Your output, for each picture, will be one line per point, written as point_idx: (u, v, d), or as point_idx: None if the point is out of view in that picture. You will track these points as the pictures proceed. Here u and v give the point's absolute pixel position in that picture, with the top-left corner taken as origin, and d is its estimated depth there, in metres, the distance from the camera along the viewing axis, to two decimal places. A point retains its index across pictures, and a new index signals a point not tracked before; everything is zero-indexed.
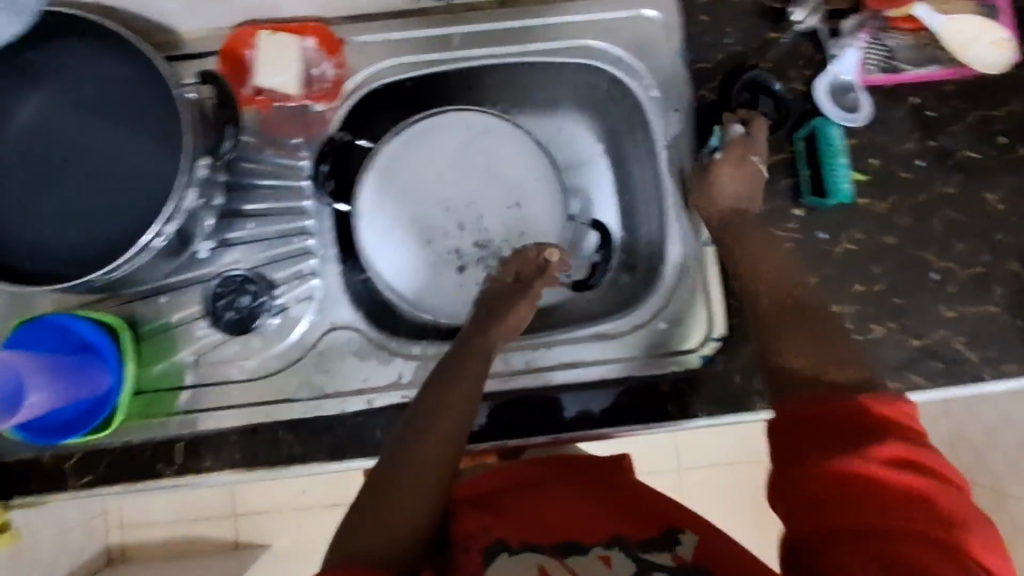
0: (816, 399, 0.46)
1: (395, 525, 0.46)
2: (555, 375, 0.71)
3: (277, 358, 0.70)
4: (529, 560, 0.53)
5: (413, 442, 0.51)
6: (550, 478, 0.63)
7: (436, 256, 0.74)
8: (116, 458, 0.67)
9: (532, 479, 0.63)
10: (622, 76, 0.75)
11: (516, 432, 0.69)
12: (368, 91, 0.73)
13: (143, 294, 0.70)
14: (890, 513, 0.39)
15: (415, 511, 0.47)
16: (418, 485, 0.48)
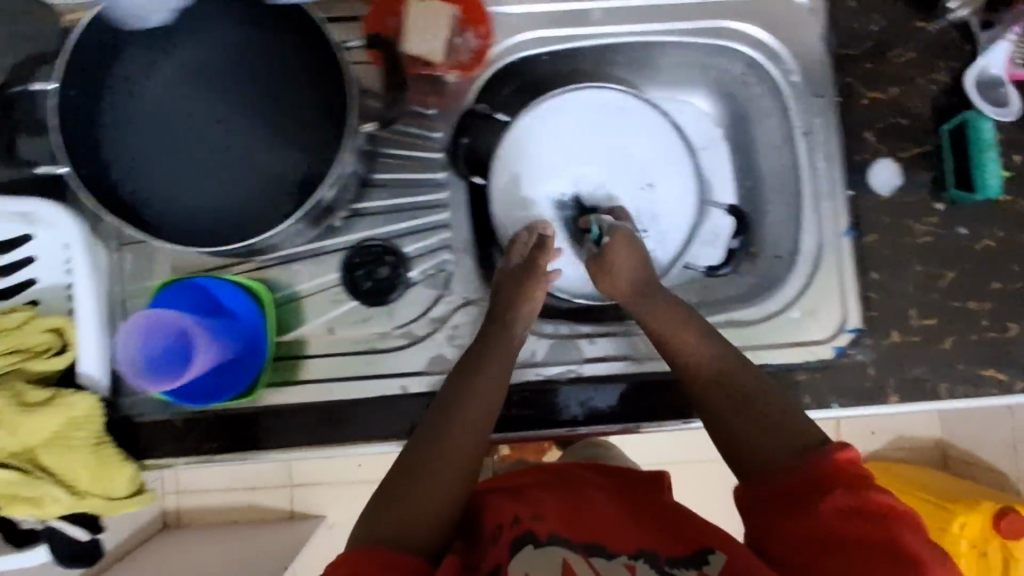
0: (777, 466, 0.54)
1: (417, 517, 0.53)
2: (558, 372, 0.70)
3: (409, 330, 0.70)
4: (554, 553, 0.53)
5: (440, 434, 0.58)
6: (579, 478, 0.62)
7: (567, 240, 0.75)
8: (248, 428, 0.65)
9: (562, 475, 0.63)
10: (762, 59, 0.73)
11: (616, 416, 0.68)
12: (506, 66, 0.73)
13: (278, 261, 0.70)
14: (852, 552, 0.48)
15: (440, 501, 0.55)
16: (444, 478, 0.56)
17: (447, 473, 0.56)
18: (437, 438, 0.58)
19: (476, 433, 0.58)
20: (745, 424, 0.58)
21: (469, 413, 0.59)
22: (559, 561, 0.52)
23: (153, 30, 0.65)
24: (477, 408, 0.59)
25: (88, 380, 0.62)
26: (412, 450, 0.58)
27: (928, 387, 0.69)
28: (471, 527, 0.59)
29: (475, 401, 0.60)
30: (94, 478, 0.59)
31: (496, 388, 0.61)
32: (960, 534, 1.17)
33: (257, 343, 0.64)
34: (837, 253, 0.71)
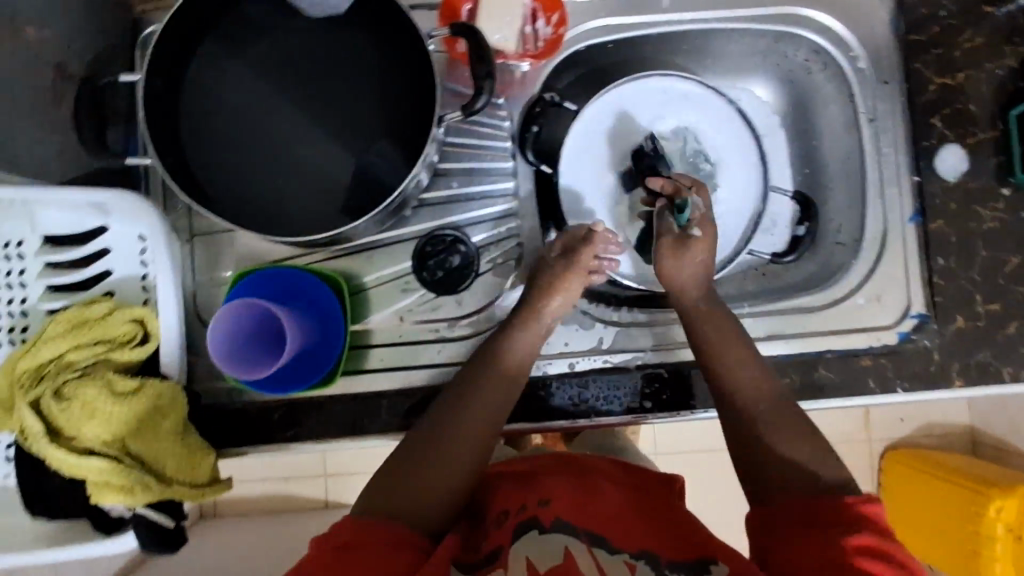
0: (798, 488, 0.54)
1: (420, 500, 0.55)
2: (582, 364, 0.71)
3: (478, 318, 0.70)
4: (555, 543, 0.52)
5: (453, 421, 0.59)
6: (593, 470, 0.63)
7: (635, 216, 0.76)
8: (325, 414, 0.68)
9: (574, 467, 0.63)
10: (829, 46, 0.74)
11: (646, 407, 0.68)
12: (575, 53, 0.74)
13: (350, 249, 0.71)
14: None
15: (447, 486, 0.56)
16: (449, 465, 0.56)
17: (454, 459, 0.57)
18: (444, 428, 0.58)
19: (486, 427, 0.59)
20: (763, 458, 0.57)
21: (484, 406, 0.60)
22: (562, 552, 0.51)
23: (230, 21, 0.65)
24: (485, 405, 0.60)
25: (170, 369, 0.62)
26: (419, 436, 0.58)
27: (992, 371, 0.70)
28: (479, 508, 0.60)
29: (484, 398, 0.60)
30: (180, 466, 0.60)
31: (501, 384, 0.61)
32: (996, 518, 1.18)
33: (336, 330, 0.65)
34: (899, 239, 0.72)
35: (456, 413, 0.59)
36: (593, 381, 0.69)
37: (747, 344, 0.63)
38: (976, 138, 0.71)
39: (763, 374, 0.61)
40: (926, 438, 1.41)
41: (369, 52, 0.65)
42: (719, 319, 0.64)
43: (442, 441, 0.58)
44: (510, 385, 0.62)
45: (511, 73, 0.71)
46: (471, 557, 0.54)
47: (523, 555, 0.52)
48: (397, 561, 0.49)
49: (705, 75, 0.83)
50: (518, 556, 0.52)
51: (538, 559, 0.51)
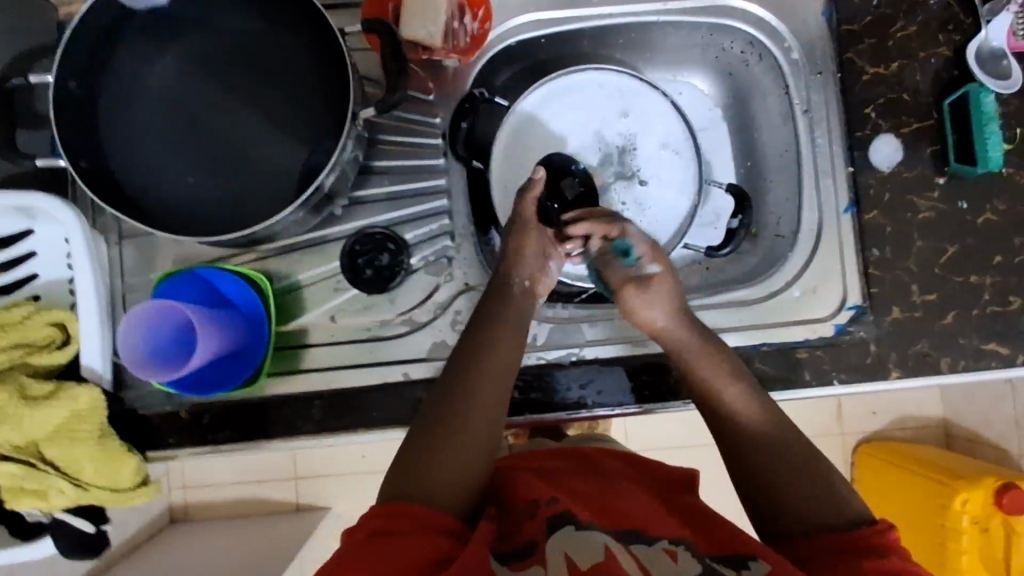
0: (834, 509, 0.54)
1: (442, 490, 0.52)
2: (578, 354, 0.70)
3: (411, 317, 0.70)
4: (594, 538, 0.50)
5: (466, 403, 0.56)
6: (610, 473, 0.62)
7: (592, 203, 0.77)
8: (262, 416, 0.67)
9: (592, 469, 0.63)
10: (763, 37, 0.73)
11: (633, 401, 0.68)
12: (506, 49, 0.73)
13: (281, 249, 0.70)
14: None
15: (462, 476, 0.53)
16: (464, 448, 0.54)
17: (462, 450, 0.54)
18: (449, 419, 0.55)
19: (490, 417, 0.56)
20: (774, 471, 0.56)
21: (492, 387, 0.57)
22: (601, 549, 0.49)
23: (150, 20, 0.64)
24: (488, 395, 0.56)
25: (90, 373, 0.62)
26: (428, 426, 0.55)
27: (929, 362, 0.69)
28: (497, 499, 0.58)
29: (487, 381, 0.57)
30: (98, 471, 0.59)
31: (497, 371, 0.58)
32: (963, 510, 1.17)
33: (261, 331, 0.65)
34: (835, 231, 0.71)
35: (465, 406, 0.56)
36: (588, 373, 0.69)
37: (745, 380, 0.61)
38: (911, 127, 0.71)
39: (760, 404, 0.60)
40: (899, 432, 1.41)
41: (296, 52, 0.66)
42: (718, 361, 0.61)
43: (449, 428, 0.54)
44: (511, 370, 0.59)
45: (443, 71, 0.71)
46: (504, 546, 0.50)
47: (562, 551, 0.49)
48: (430, 546, 0.47)
49: (647, 70, 0.82)
50: (557, 553, 0.49)
51: (581, 555, 0.49)
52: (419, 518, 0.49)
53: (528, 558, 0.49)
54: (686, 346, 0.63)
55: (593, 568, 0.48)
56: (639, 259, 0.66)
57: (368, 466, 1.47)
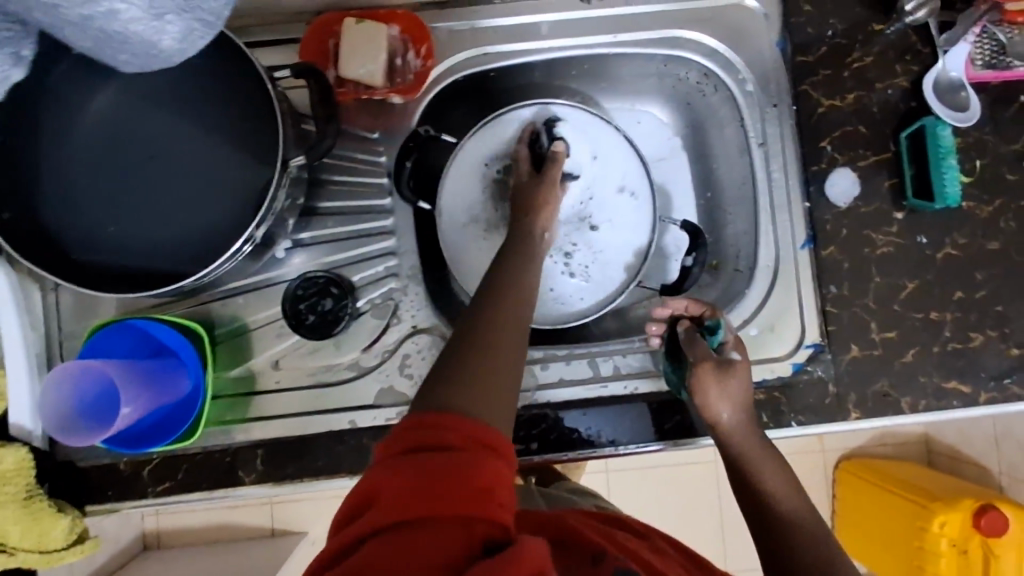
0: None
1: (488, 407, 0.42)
2: (550, 396, 0.69)
3: (357, 362, 0.68)
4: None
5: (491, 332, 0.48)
6: (669, 557, 0.56)
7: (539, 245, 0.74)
8: (196, 465, 0.65)
9: (651, 546, 0.57)
10: (717, 68, 0.72)
11: (606, 443, 0.67)
12: (454, 84, 0.71)
13: (223, 294, 0.68)
14: None
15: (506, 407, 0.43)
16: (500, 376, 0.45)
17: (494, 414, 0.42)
18: (482, 372, 0.44)
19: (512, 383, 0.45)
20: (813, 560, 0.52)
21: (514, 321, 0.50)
22: None
23: (80, 63, 0.63)
24: (506, 357, 0.46)
25: (20, 431, 0.60)
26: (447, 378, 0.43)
27: (890, 401, 0.67)
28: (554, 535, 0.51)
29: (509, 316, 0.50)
30: (25, 532, 0.57)
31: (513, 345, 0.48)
32: (940, 533, 1.15)
33: (197, 385, 0.61)
34: (793, 267, 0.70)
35: (492, 366, 0.45)
36: (562, 415, 0.68)
37: (782, 463, 0.60)
38: (870, 160, 0.69)
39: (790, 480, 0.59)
40: (881, 448, 1.39)
41: (233, 93, 0.65)
42: (760, 452, 0.60)
43: (478, 385, 0.43)
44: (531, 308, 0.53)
45: (388, 107, 0.69)
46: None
47: None
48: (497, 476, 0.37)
49: (604, 99, 0.81)
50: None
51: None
52: (476, 434, 0.39)
53: None
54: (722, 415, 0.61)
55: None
56: (722, 344, 0.65)
57: None
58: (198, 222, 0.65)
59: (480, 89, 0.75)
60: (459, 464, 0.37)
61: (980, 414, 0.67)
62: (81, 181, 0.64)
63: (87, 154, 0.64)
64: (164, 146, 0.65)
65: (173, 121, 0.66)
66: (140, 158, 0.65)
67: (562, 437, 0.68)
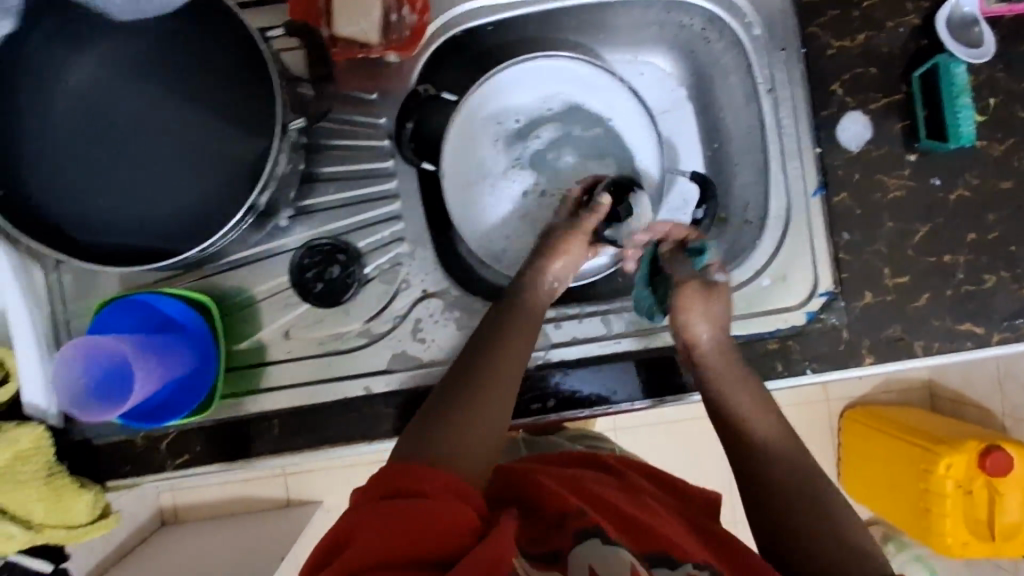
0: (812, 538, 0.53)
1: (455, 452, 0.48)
2: (561, 355, 0.68)
3: (368, 329, 0.67)
4: (621, 554, 0.49)
5: (480, 373, 0.55)
6: (641, 491, 0.62)
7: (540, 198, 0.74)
8: (213, 437, 0.66)
9: (625, 485, 0.62)
10: (723, 13, 0.69)
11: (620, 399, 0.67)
12: (451, 40, 0.69)
13: (228, 265, 0.67)
14: None
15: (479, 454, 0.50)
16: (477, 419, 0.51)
17: (479, 430, 0.51)
18: (455, 418, 0.51)
19: (493, 420, 0.52)
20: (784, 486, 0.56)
21: (496, 360, 0.56)
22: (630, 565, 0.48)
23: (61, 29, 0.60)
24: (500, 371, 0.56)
25: (34, 409, 0.60)
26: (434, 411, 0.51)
27: (902, 346, 0.67)
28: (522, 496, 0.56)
29: (501, 355, 0.56)
30: (48, 509, 0.57)
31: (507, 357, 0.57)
32: (946, 475, 1.17)
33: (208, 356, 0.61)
34: (803, 217, 0.69)
35: (469, 412, 0.52)
36: (572, 375, 0.67)
37: (776, 412, 0.61)
38: (881, 102, 0.67)
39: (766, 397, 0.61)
40: (886, 395, 1.42)
41: (224, 57, 0.62)
42: (748, 384, 0.61)
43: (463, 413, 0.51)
44: (523, 340, 0.59)
45: (384, 66, 0.67)
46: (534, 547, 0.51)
47: (587, 563, 0.49)
48: (454, 519, 0.43)
49: (605, 49, 0.78)
50: (581, 564, 0.49)
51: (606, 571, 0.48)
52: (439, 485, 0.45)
53: (551, 565, 0.49)
54: (707, 338, 0.63)
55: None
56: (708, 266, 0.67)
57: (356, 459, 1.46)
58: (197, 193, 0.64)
59: (479, 44, 0.72)
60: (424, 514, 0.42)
61: (992, 354, 0.67)
62: (72, 155, 0.62)
63: (77, 126, 0.63)
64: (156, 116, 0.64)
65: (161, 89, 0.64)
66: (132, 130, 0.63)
67: (574, 397, 0.67)
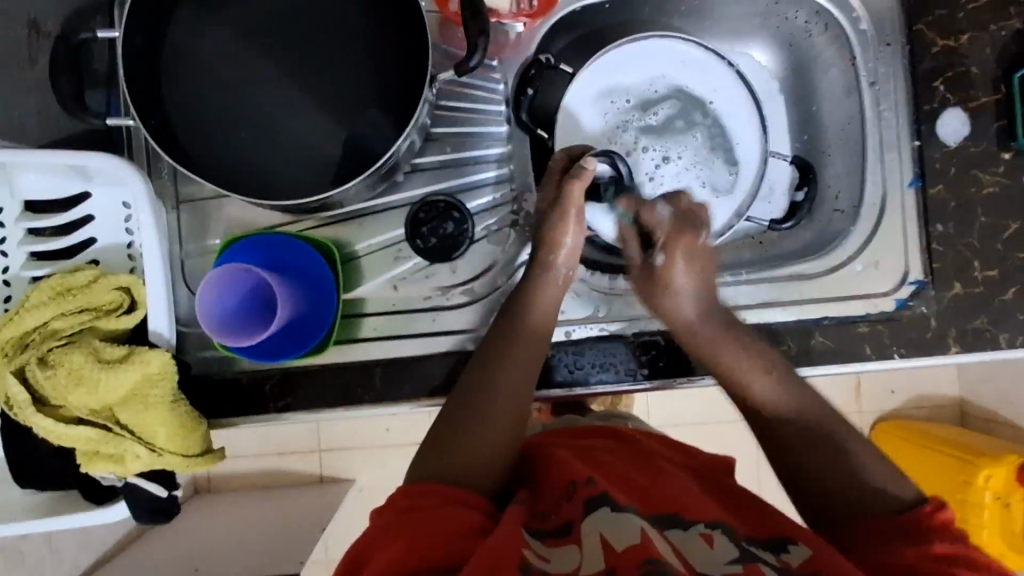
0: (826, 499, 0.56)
1: (457, 466, 0.57)
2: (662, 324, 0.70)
3: (472, 288, 0.69)
4: (628, 521, 0.52)
5: (482, 379, 0.62)
6: (654, 457, 0.66)
7: (664, 177, 0.80)
8: (314, 383, 0.65)
9: (638, 455, 0.66)
10: (830, 6, 0.74)
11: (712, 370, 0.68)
12: (568, 15, 0.73)
13: (343, 217, 0.69)
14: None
15: (481, 455, 0.58)
16: (477, 424, 0.59)
17: (481, 433, 0.59)
18: (455, 433, 0.59)
19: (493, 418, 0.60)
20: (801, 442, 0.59)
21: (500, 361, 0.62)
22: (637, 531, 0.50)
23: None
24: (514, 380, 0.62)
25: (158, 338, 0.61)
26: (439, 426, 0.60)
27: (988, 338, 0.68)
28: (538, 481, 0.61)
29: (509, 356, 0.63)
30: (171, 435, 0.59)
31: (521, 366, 0.62)
32: (985, 486, 1.18)
33: (299, 306, 0.63)
34: (896, 207, 0.71)
35: (472, 419, 0.59)
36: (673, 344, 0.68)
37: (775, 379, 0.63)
38: (980, 101, 0.69)
39: (789, 394, 0.62)
40: (915, 411, 1.38)
41: (362, 16, 0.66)
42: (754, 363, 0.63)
43: (463, 425, 0.59)
44: (536, 341, 0.64)
45: (505, 35, 0.70)
46: (542, 525, 0.54)
47: (598, 531, 0.51)
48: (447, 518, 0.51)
49: (708, 38, 0.82)
50: (594, 533, 0.51)
51: (616, 536, 0.50)
52: (436, 493, 0.53)
53: (563, 538, 0.52)
54: (751, 377, 0.63)
55: (627, 549, 0.48)
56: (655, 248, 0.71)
57: (391, 439, 1.40)
58: (321, 141, 0.66)
59: (589, 22, 0.75)
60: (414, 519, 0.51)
61: None
62: (207, 97, 0.65)
63: (214, 70, 0.66)
64: (287, 65, 0.66)
65: (294, 43, 0.66)
66: (262, 78, 0.66)
67: (668, 366, 0.68)
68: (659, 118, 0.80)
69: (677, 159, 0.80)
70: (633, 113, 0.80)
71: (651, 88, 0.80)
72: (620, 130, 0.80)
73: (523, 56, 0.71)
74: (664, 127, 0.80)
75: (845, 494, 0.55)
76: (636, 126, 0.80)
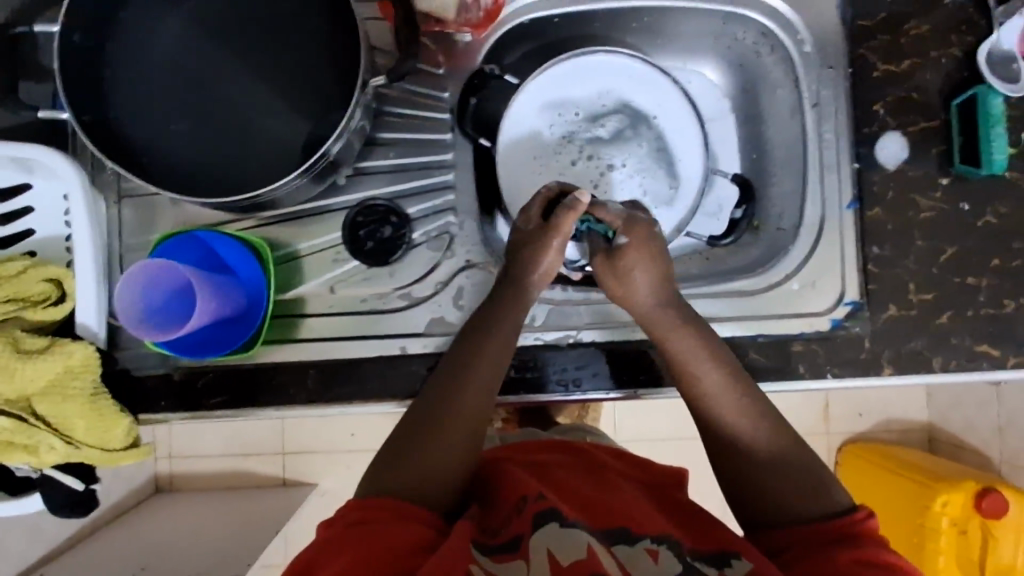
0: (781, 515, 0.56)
1: (409, 480, 0.56)
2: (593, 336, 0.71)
3: (409, 292, 0.69)
4: (577, 538, 0.51)
5: (439, 389, 0.61)
6: (609, 471, 0.65)
7: (611, 184, 0.81)
8: (246, 383, 0.65)
9: (592, 468, 0.65)
10: (775, 27, 0.75)
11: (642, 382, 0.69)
12: (519, 27, 0.74)
13: (280, 218, 0.70)
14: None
15: (435, 468, 0.57)
16: (434, 437, 0.58)
17: (438, 446, 0.58)
18: (409, 446, 0.58)
19: (448, 430, 0.59)
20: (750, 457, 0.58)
21: (460, 372, 0.61)
22: (583, 546, 0.50)
23: None
24: (474, 389, 0.61)
25: (84, 330, 0.62)
26: (395, 439, 0.59)
27: (923, 360, 0.68)
28: (488, 491, 0.61)
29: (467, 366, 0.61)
30: (90, 429, 0.61)
31: (491, 371, 0.62)
32: (942, 512, 1.16)
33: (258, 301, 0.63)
34: (834, 227, 0.72)
35: (428, 432, 0.59)
36: (603, 355, 0.70)
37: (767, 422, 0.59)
38: (919, 126, 0.71)
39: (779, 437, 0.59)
40: (885, 433, 1.38)
41: (309, 19, 0.67)
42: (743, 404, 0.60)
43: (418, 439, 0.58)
44: (500, 351, 0.62)
45: (455, 45, 0.72)
46: (488, 539, 0.53)
47: (545, 546, 0.51)
48: (391, 534, 0.51)
49: (659, 55, 0.83)
50: (541, 547, 0.51)
51: (563, 551, 0.50)
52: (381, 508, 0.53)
53: (513, 551, 0.51)
54: (742, 422, 0.60)
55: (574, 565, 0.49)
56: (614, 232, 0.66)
57: (357, 444, 1.39)
58: (264, 142, 0.67)
59: (541, 34, 0.76)
60: (361, 536, 0.51)
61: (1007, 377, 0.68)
62: (152, 94, 0.66)
63: (160, 67, 0.66)
64: (235, 68, 0.67)
65: (242, 44, 0.67)
66: (209, 77, 0.67)
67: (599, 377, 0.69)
68: (608, 127, 0.81)
69: (624, 168, 0.81)
70: (581, 124, 0.81)
71: (599, 99, 0.81)
72: (568, 139, 0.81)
73: (472, 67, 0.72)
74: (612, 137, 0.81)
75: (788, 504, 0.56)
76: (583, 136, 0.81)
